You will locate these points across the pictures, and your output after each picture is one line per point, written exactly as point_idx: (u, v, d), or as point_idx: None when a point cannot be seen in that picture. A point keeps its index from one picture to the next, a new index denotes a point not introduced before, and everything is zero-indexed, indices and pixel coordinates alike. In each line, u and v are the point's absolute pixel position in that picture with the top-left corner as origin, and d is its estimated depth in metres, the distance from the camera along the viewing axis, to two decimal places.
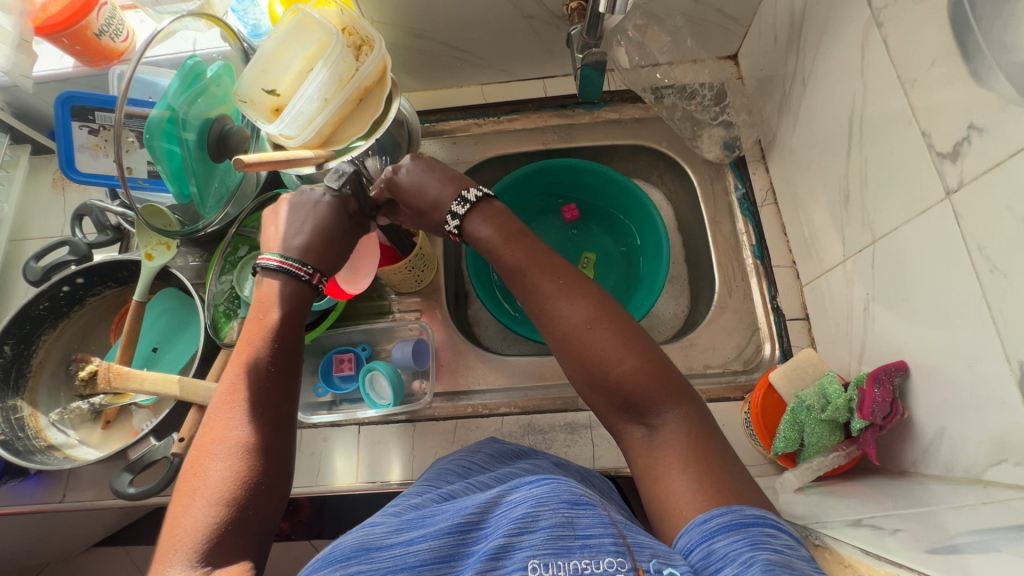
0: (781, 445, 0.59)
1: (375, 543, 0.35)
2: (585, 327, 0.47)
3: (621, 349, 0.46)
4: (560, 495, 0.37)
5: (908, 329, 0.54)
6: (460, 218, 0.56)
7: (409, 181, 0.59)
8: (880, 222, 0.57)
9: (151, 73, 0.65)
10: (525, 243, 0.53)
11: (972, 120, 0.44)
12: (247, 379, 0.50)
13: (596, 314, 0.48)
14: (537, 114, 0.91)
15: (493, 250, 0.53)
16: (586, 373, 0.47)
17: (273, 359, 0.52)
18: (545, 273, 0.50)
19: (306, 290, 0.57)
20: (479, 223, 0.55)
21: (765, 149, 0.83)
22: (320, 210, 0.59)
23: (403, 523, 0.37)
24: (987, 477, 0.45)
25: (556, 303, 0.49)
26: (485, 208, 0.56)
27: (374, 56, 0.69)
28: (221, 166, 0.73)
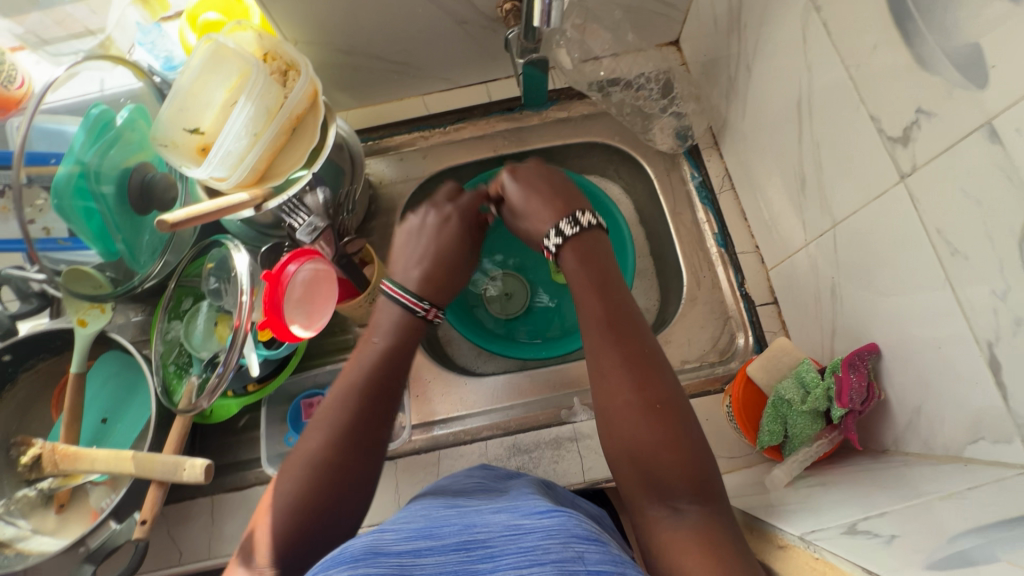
0: (765, 439, 0.60)
1: (383, 549, 0.33)
2: (644, 402, 0.49)
3: (669, 430, 0.48)
4: (570, 529, 0.35)
5: (876, 312, 0.55)
6: (564, 236, 0.61)
7: (517, 192, 0.68)
8: (839, 207, 0.57)
9: (53, 122, 0.59)
10: (615, 300, 0.56)
11: (920, 105, 0.44)
12: (336, 409, 0.50)
13: (658, 393, 0.50)
14: (483, 120, 0.88)
15: (581, 297, 0.57)
16: (631, 448, 0.49)
17: (375, 392, 0.51)
18: (614, 344, 0.53)
19: (421, 325, 0.58)
20: (575, 253, 0.60)
21: (717, 135, 0.83)
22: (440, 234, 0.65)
23: (412, 534, 0.36)
24: (967, 454, 0.45)
25: (621, 368, 0.52)
26: (582, 242, 0.61)
27: (302, 84, 0.65)
28: (150, 217, 0.67)
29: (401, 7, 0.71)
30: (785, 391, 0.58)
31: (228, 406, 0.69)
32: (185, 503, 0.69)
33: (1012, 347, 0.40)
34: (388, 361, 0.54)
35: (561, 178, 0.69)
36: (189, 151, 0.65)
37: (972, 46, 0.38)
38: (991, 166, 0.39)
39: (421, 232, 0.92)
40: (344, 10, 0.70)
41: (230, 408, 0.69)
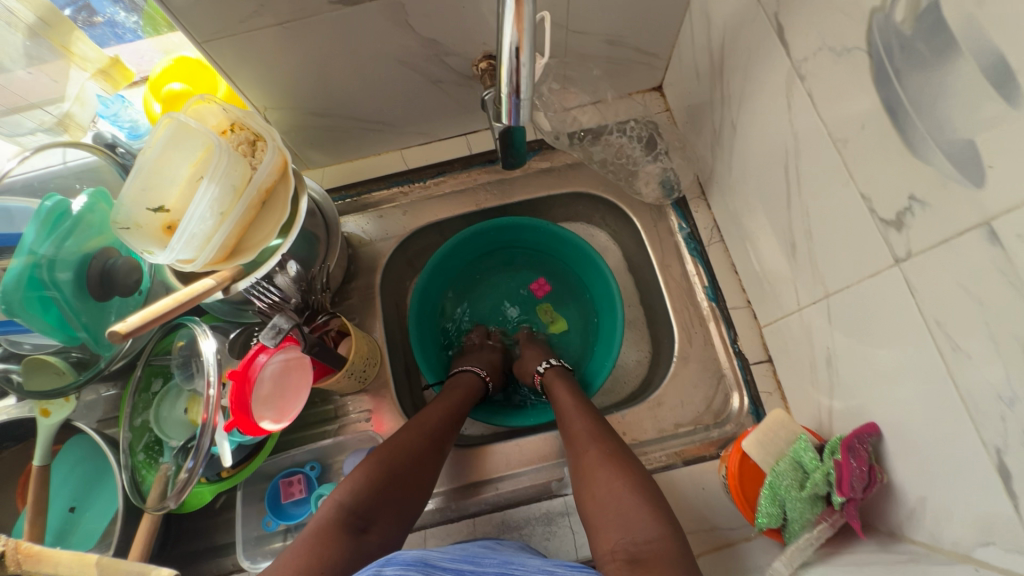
0: (763, 521, 0.56)
1: (434, 562, 0.43)
2: (607, 461, 0.59)
3: (630, 484, 0.56)
4: None
5: (876, 390, 0.52)
6: (549, 365, 0.78)
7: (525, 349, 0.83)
8: (831, 279, 0.55)
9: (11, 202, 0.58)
10: (585, 399, 0.70)
11: (913, 192, 0.41)
12: (420, 429, 0.65)
13: (619, 454, 0.60)
14: (464, 173, 0.85)
15: (558, 398, 0.71)
16: (600, 502, 0.56)
17: (460, 408, 0.71)
18: (581, 416, 0.66)
19: (478, 383, 0.77)
20: (555, 372, 0.76)
21: (704, 186, 0.80)
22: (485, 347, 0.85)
23: (458, 558, 0.46)
24: (977, 556, 0.43)
25: (587, 437, 0.63)
26: (562, 371, 0.76)
27: (270, 157, 0.62)
28: (115, 299, 0.64)
29: (373, 70, 0.69)
30: (782, 474, 0.55)
31: (201, 493, 0.65)
32: None
33: (1022, 457, 0.37)
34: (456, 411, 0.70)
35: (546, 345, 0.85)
36: (154, 231, 0.62)
37: (965, 141, 0.36)
38: (991, 267, 0.36)
39: (404, 288, 0.90)
40: (314, 75, 0.67)
41: (204, 495, 0.66)
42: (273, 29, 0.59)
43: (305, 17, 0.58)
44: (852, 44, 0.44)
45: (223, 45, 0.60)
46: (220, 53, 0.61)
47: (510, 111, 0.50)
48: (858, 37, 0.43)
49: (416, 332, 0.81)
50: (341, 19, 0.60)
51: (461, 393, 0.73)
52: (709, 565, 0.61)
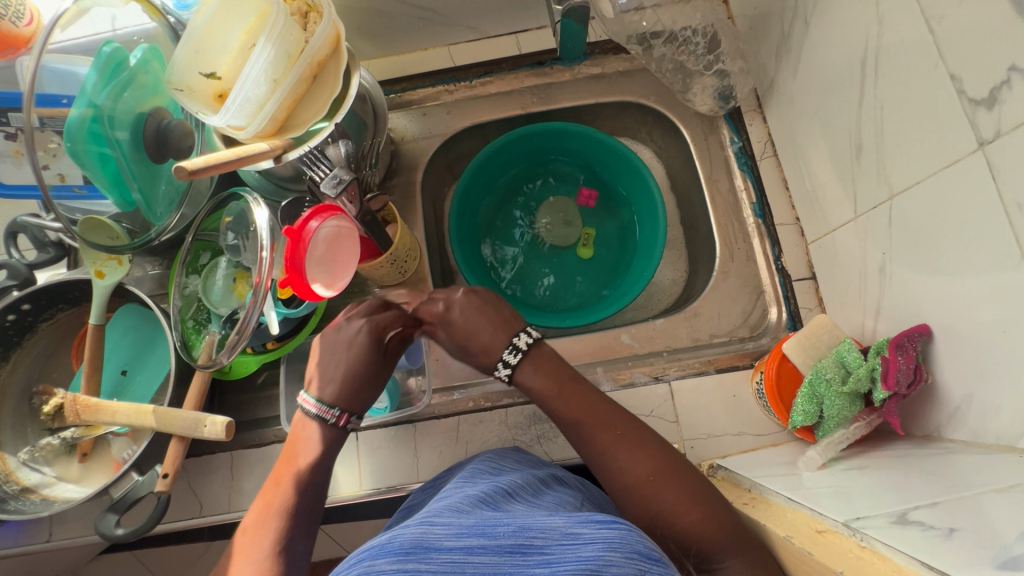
0: (799, 418, 0.57)
1: (433, 543, 0.33)
2: (648, 480, 0.52)
3: (684, 498, 0.50)
4: (632, 545, 0.35)
5: (930, 291, 0.52)
6: (512, 366, 0.60)
7: (464, 321, 0.63)
8: (898, 178, 0.53)
9: (64, 62, 0.56)
10: (585, 398, 0.57)
11: (1014, 62, 0.39)
12: (273, 525, 0.51)
13: (654, 465, 0.52)
14: (511, 74, 0.83)
15: (549, 399, 0.58)
16: (652, 518, 0.50)
17: (306, 480, 0.55)
18: (597, 428, 0.55)
19: (335, 434, 0.58)
20: (531, 371, 0.59)
21: (762, 98, 0.78)
22: (354, 351, 0.61)
23: (464, 528, 0.35)
24: (1022, 445, 0.43)
25: (617, 454, 0.54)
26: (538, 356, 0.60)
27: (324, 27, 0.60)
28: (165, 167, 0.64)
29: None
30: (825, 370, 0.55)
31: (247, 362, 0.68)
32: (205, 457, 0.69)
33: None
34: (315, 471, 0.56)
35: (498, 307, 0.63)
36: (206, 98, 0.62)
37: None
38: None
39: (442, 193, 0.89)
40: None
41: (249, 365, 0.68)
42: None
43: None
44: None
45: None
46: None
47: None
48: None
49: (456, 229, 0.81)
50: None
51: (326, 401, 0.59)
52: (736, 461, 0.62)
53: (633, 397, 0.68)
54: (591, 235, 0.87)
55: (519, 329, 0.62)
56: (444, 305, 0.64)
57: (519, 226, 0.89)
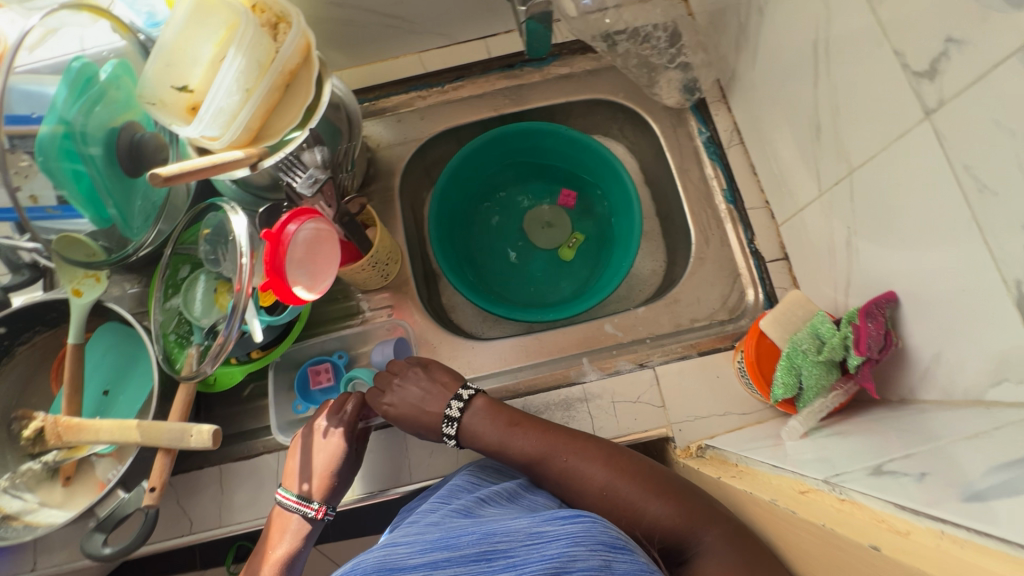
0: (778, 392, 0.58)
1: (398, 563, 0.35)
2: (607, 491, 0.52)
3: (647, 493, 0.51)
4: (596, 537, 0.37)
5: (894, 258, 0.54)
6: (455, 435, 0.61)
7: (403, 407, 0.63)
8: (856, 153, 0.55)
9: (33, 82, 0.54)
10: (529, 432, 0.57)
11: (950, 34, 0.42)
12: None
13: (608, 476, 0.53)
14: (483, 78, 0.85)
15: (494, 450, 0.58)
16: (623, 520, 0.51)
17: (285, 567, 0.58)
18: (546, 457, 0.55)
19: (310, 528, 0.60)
20: (475, 419, 0.60)
21: (725, 89, 0.80)
22: (324, 453, 0.63)
23: (430, 543, 0.37)
24: (989, 397, 0.45)
25: (572, 477, 0.54)
26: (471, 416, 0.60)
27: (294, 36, 0.61)
28: (139, 181, 0.64)
29: None
30: (801, 341, 0.57)
31: (232, 372, 0.68)
32: (192, 473, 0.67)
33: None
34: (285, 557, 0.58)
35: (436, 375, 0.65)
36: (180, 110, 0.62)
37: None
38: None
39: (421, 198, 0.90)
40: None
41: (234, 375, 0.68)
42: None
43: None
44: None
45: None
46: None
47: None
48: None
49: (436, 230, 0.82)
50: None
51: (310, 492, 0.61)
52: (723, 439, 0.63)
53: (619, 384, 0.68)
54: (570, 232, 0.89)
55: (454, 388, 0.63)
56: (385, 393, 0.65)
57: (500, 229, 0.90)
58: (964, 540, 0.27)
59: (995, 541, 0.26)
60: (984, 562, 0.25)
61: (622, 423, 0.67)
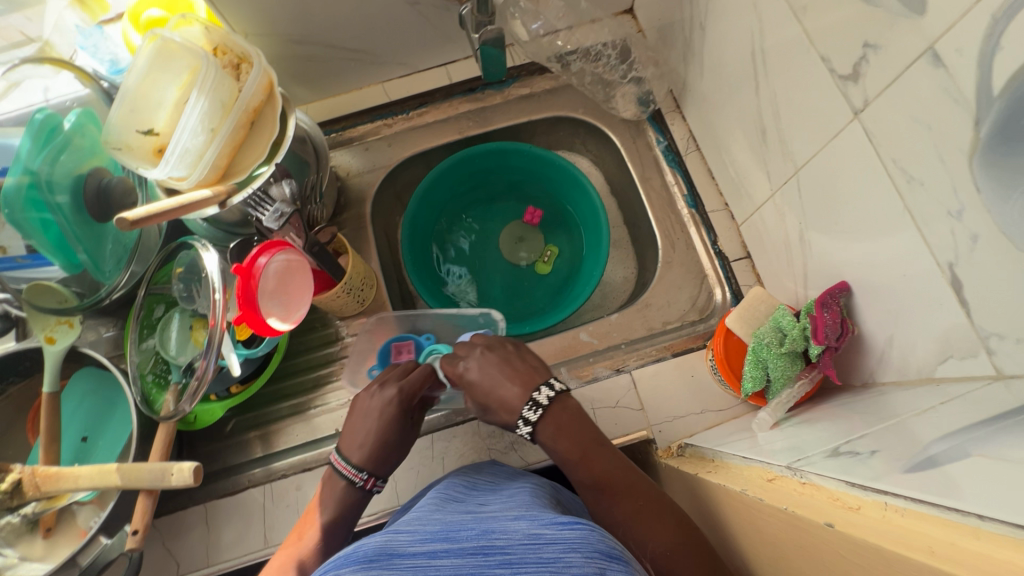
0: (749, 385, 0.60)
1: (398, 549, 0.34)
2: (668, 555, 0.48)
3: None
4: (593, 544, 0.35)
5: (843, 250, 0.56)
6: (533, 424, 0.57)
7: (481, 378, 0.60)
8: (799, 153, 0.58)
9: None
10: (608, 461, 0.55)
11: (866, 40, 0.45)
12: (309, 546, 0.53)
13: (676, 539, 0.49)
14: (446, 103, 0.87)
15: (568, 467, 0.56)
16: None
17: (345, 514, 0.56)
18: (620, 495, 0.53)
19: (359, 496, 0.57)
20: (553, 432, 0.56)
21: (678, 99, 0.84)
22: (382, 421, 0.59)
23: (429, 534, 0.36)
24: (938, 374, 0.47)
25: (636, 527, 0.51)
26: (558, 420, 0.57)
27: (256, 75, 0.63)
28: (110, 225, 0.65)
29: None
30: (764, 335, 0.59)
31: (213, 409, 0.68)
32: (177, 514, 0.67)
33: (972, 264, 0.41)
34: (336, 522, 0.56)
35: (522, 361, 0.61)
36: (146, 153, 0.63)
37: None
38: (938, 90, 0.40)
39: (394, 223, 0.92)
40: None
41: (214, 412, 0.68)
42: None
43: None
44: None
45: None
46: None
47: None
48: None
49: (409, 253, 0.84)
50: None
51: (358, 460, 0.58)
52: (701, 436, 0.65)
53: (598, 391, 0.70)
54: (544, 245, 0.92)
55: (545, 379, 0.59)
56: (463, 360, 0.62)
57: (477, 243, 0.93)
58: (904, 507, 0.29)
59: (930, 506, 0.27)
60: (922, 526, 0.27)
61: (605, 428, 0.68)
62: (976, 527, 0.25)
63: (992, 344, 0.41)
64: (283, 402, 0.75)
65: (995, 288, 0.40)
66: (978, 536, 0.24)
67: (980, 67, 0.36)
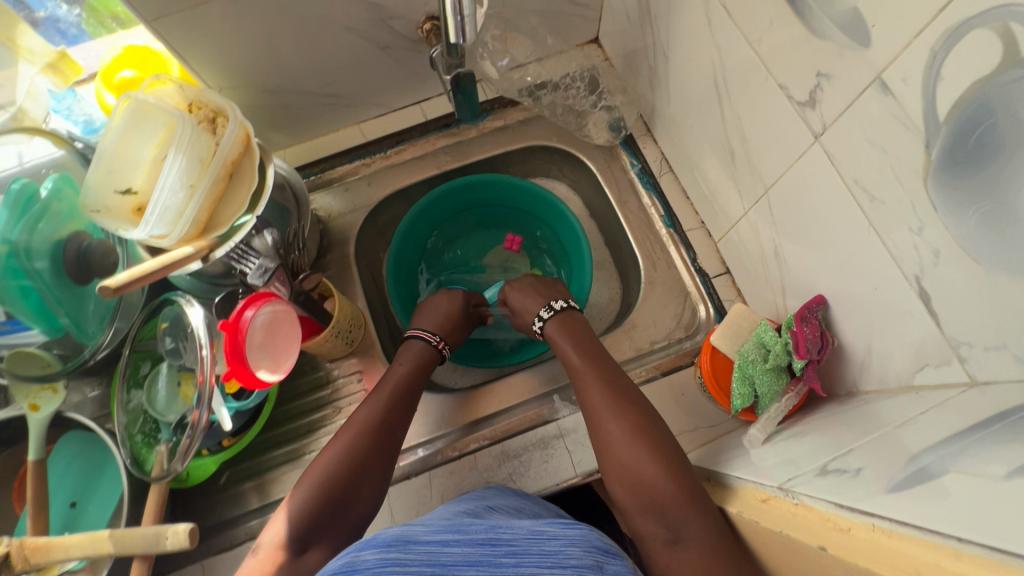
0: (738, 402, 0.61)
1: (414, 537, 0.36)
2: (631, 436, 0.55)
3: (660, 457, 0.53)
4: (590, 542, 0.39)
5: (817, 264, 0.58)
6: (543, 321, 0.72)
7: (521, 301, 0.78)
8: (767, 174, 0.61)
9: None
10: (605, 361, 0.65)
11: (819, 69, 0.47)
12: (358, 425, 0.60)
13: (642, 429, 0.56)
14: (423, 140, 0.89)
15: (571, 363, 0.65)
16: (624, 468, 0.54)
17: (393, 407, 0.63)
18: (604, 384, 0.61)
19: (429, 352, 0.70)
20: (560, 325, 0.71)
21: (648, 123, 0.86)
22: (449, 304, 0.79)
23: (442, 526, 0.38)
24: (917, 381, 0.48)
25: (609, 411, 0.58)
26: (564, 321, 0.72)
27: (232, 129, 0.64)
28: (91, 286, 0.64)
29: (326, 44, 0.72)
30: (749, 352, 0.60)
31: (204, 465, 0.67)
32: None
33: (936, 277, 0.43)
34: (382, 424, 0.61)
35: (552, 285, 0.79)
36: (124, 212, 0.63)
37: (852, 10, 0.42)
38: (888, 117, 0.42)
39: (377, 259, 0.92)
40: (266, 51, 0.70)
41: (206, 467, 0.67)
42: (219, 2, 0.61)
43: None
44: None
45: (171, 24, 0.62)
46: (168, 31, 0.63)
47: (455, 28, 0.55)
48: None
49: (395, 287, 0.85)
50: None
51: (403, 371, 0.67)
52: (696, 454, 0.66)
53: None
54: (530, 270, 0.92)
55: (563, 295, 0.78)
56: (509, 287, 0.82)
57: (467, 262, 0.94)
58: (890, 529, 0.30)
59: (914, 528, 0.28)
60: (908, 550, 0.28)
61: None
62: (956, 549, 0.26)
63: (963, 353, 0.43)
64: (276, 450, 0.73)
65: (961, 300, 0.41)
66: (960, 559, 0.25)
67: (924, 95, 0.38)
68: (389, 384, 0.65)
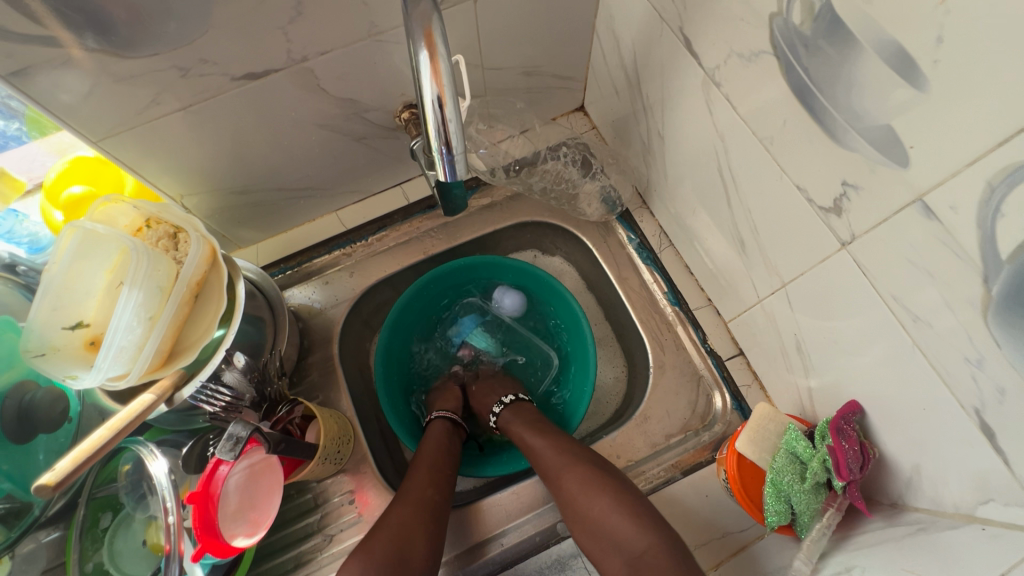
0: (773, 519, 0.56)
1: None
2: (579, 486, 0.61)
3: (612, 500, 0.59)
4: None
5: (847, 368, 0.53)
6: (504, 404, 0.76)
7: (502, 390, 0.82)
8: (785, 269, 0.56)
9: None
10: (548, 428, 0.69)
11: (844, 177, 0.43)
12: (414, 500, 0.61)
13: (591, 477, 0.61)
14: (406, 224, 0.83)
15: (523, 432, 0.70)
16: (583, 517, 0.60)
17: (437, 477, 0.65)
18: (550, 445, 0.66)
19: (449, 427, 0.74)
20: (516, 410, 0.74)
21: (644, 196, 0.83)
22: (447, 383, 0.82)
23: None
24: (981, 514, 0.43)
25: (559, 470, 0.64)
26: (520, 407, 0.75)
27: (196, 249, 0.57)
28: (38, 437, 0.57)
29: (299, 141, 0.67)
30: (783, 469, 0.56)
31: None
32: None
33: (1002, 415, 0.38)
34: (433, 514, 0.61)
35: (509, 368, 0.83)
36: (75, 351, 0.55)
37: (885, 126, 0.38)
38: (933, 240, 0.38)
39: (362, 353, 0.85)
40: (234, 155, 0.65)
41: None
42: (177, 115, 0.56)
43: (208, 97, 0.56)
44: (759, 49, 0.47)
45: (123, 139, 0.56)
46: (118, 148, 0.57)
47: (444, 168, 0.46)
48: (763, 42, 0.46)
49: (385, 390, 0.78)
50: (248, 93, 0.57)
51: (429, 448, 0.69)
52: (731, 572, 0.59)
53: None
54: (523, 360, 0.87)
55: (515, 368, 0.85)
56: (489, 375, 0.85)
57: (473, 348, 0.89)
58: None
59: None
60: None
61: None
62: None
63: None
64: None
65: None
66: None
67: (982, 227, 0.34)
68: (427, 461, 0.67)
